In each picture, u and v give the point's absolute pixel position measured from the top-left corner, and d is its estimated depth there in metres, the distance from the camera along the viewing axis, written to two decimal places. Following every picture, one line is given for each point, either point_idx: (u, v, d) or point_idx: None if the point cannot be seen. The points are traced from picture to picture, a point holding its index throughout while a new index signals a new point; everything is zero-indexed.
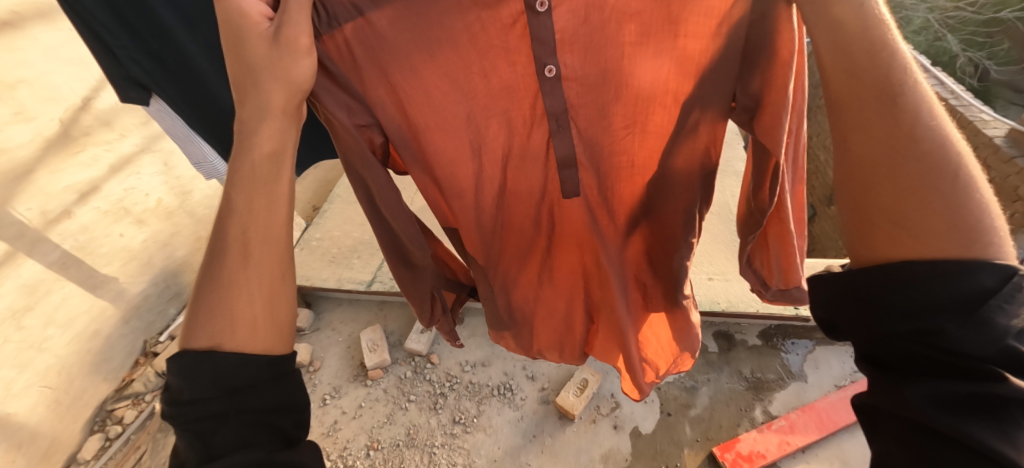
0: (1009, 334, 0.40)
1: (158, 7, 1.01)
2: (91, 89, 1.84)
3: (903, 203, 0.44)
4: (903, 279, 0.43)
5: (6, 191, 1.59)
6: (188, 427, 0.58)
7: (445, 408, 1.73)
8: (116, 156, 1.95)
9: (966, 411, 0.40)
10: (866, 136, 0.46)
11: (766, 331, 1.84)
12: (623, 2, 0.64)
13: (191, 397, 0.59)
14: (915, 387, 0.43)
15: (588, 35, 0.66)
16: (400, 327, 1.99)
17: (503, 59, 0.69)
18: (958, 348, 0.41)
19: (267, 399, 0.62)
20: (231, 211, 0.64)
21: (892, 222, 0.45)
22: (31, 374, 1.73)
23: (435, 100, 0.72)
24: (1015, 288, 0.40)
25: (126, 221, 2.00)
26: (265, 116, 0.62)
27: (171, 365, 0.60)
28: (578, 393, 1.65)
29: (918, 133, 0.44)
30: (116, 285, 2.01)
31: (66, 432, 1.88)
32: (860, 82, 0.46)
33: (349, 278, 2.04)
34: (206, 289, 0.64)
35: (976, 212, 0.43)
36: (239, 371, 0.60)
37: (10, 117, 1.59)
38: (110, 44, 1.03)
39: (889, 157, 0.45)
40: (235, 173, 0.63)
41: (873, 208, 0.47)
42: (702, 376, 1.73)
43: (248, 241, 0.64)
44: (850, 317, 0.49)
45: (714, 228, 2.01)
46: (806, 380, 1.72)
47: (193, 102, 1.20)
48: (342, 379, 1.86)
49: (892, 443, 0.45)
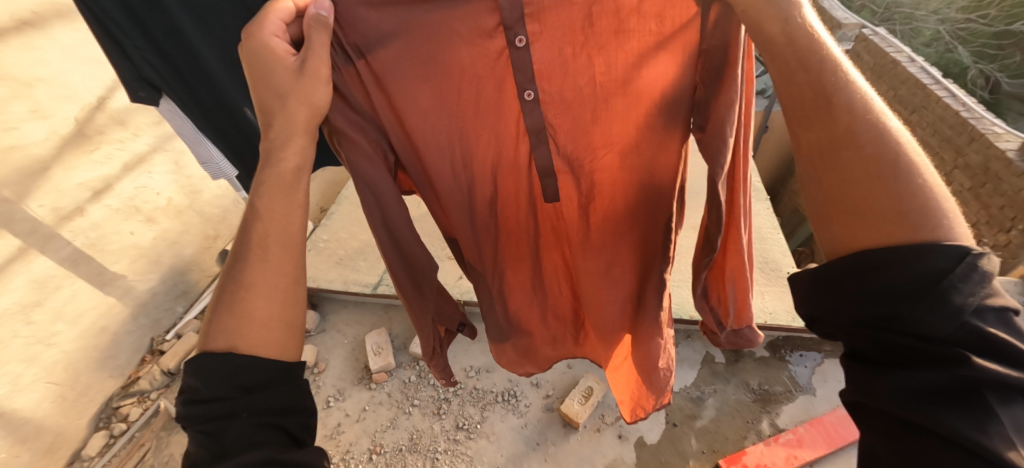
0: (967, 312, 0.44)
1: (174, 9, 1.02)
2: (107, 89, 1.87)
3: (859, 197, 0.49)
4: (868, 266, 0.47)
5: (21, 187, 1.62)
6: (201, 425, 0.59)
7: (448, 414, 1.72)
8: (129, 154, 1.97)
9: (940, 396, 0.45)
10: (816, 137, 0.52)
11: (773, 342, 1.83)
12: (591, 39, 0.71)
13: (204, 397, 0.60)
14: (893, 377, 0.47)
15: (563, 67, 0.74)
16: (405, 331, 1.99)
17: (489, 83, 0.76)
18: (924, 333, 0.45)
19: (277, 401, 0.63)
20: (255, 215, 0.69)
21: (852, 214, 0.50)
22: (38, 369, 1.74)
23: (434, 118, 0.78)
24: (970, 266, 0.44)
25: (136, 219, 2.02)
26: (292, 134, 0.68)
27: (190, 364, 0.62)
28: (583, 401, 1.64)
29: (859, 131, 0.49)
30: (124, 283, 2.02)
31: (70, 427, 1.88)
32: (807, 89, 0.52)
33: (355, 281, 2.05)
34: (229, 286, 0.67)
35: (922, 198, 0.47)
36: (253, 369, 0.62)
37: (26, 115, 1.61)
38: (122, 44, 1.03)
39: (840, 154, 0.50)
40: (262, 183, 0.70)
41: (834, 201, 0.51)
42: (709, 387, 1.72)
43: (270, 245, 0.69)
44: (826, 309, 0.53)
45: None
46: (815, 393, 1.70)
47: (205, 102, 1.21)
48: (346, 382, 1.86)
49: (880, 428, 0.49)
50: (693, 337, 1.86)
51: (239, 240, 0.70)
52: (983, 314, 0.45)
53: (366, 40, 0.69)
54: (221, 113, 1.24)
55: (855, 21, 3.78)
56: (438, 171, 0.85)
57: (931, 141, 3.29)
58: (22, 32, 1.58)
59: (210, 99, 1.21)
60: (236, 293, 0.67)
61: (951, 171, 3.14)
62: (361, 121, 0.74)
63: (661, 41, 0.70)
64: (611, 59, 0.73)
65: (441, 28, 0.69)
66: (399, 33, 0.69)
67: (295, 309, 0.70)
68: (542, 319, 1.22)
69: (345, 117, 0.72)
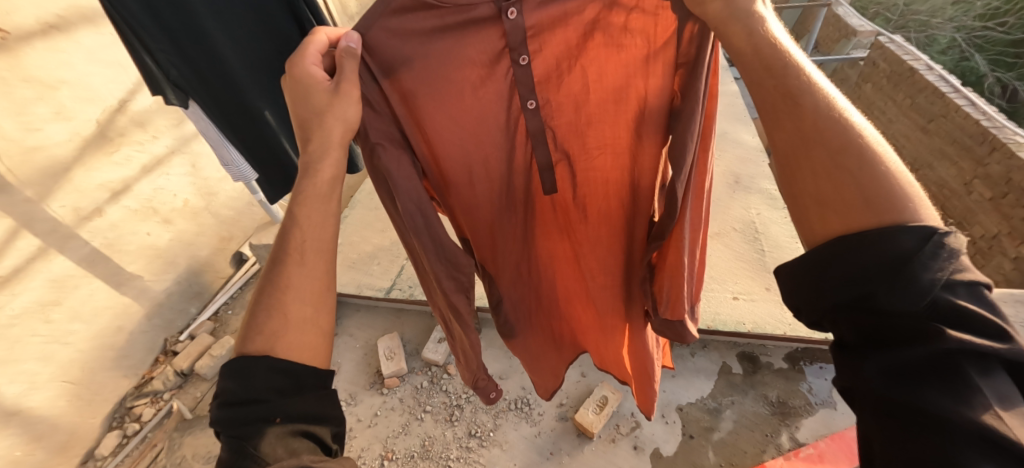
0: (937, 287, 0.42)
1: (203, 17, 1.02)
2: (128, 91, 1.89)
3: (829, 187, 0.49)
4: (837, 252, 0.47)
5: (43, 187, 1.64)
6: (235, 429, 0.58)
7: (461, 421, 1.70)
8: (148, 156, 1.99)
9: (919, 372, 0.43)
10: (785, 134, 0.53)
11: (793, 354, 1.79)
12: (586, 54, 0.76)
13: (243, 399, 0.60)
14: (872, 357, 0.45)
15: (559, 78, 0.78)
16: (417, 336, 1.98)
17: (501, 100, 0.79)
18: (895, 309, 0.43)
19: (309, 409, 0.63)
20: (294, 224, 0.71)
21: (818, 204, 0.51)
22: (55, 368, 1.75)
23: (451, 134, 0.79)
24: (936, 245, 0.43)
25: (153, 220, 2.03)
26: (328, 149, 0.70)
27: (226, 368, 0.63)
28: (598, 411, 1.61)
29: (821, 125, 0.50)
30: (140, 283, 2.03)
31: (84, 426, 1.89)
32: (768, 87, 0.54)
33: (368, 285, 2.04)
34: (266, 292, 0.69)
35: (887, 184, 0.47)
36: (291, 374, 0.64)
37: (49, 116, 1.63)
38: (149, 47, 1.04)
39: (802, 146, 0.51)
40: (299, 193, 0.71)
41: (804, 194, 0.52)
42: (727, 399, 1.68)
43: (304, 252, 0.70)
44: (802, 299, 0.51)
45: (738, 246, 1.98)
46: (835, 407, 1.66)
47: (227, 105, 1.19)
48: (358, 386, 1.85)
49: (866, 420, 0.46)
50: (710, 347, 1.81)
51: (276, 247, 0.71)
52: (954, 287, 0.43)
53: (389, 63, 0.70)
54: (243, 117, 1.22)
55: (871, 29, 3.76)
56: (460, 185, 0.86)
57: (950, 150, 3.25)
58: (48, 36, 1.60)
59: (232, 103, 1.19)
60: (273, 298, 0.68)
61: (971, 181, 3.09)
62: (393, 143, 0.74)
63: (647, 55, 0.73)
64: (602, 68, 0.77)
65: (457, 50, 0.71)
66: (417, 56, 0.70)
67: (325, 315, 0.71)
68: (542, 312, 1.25)
69: (378, 141, 0.72)
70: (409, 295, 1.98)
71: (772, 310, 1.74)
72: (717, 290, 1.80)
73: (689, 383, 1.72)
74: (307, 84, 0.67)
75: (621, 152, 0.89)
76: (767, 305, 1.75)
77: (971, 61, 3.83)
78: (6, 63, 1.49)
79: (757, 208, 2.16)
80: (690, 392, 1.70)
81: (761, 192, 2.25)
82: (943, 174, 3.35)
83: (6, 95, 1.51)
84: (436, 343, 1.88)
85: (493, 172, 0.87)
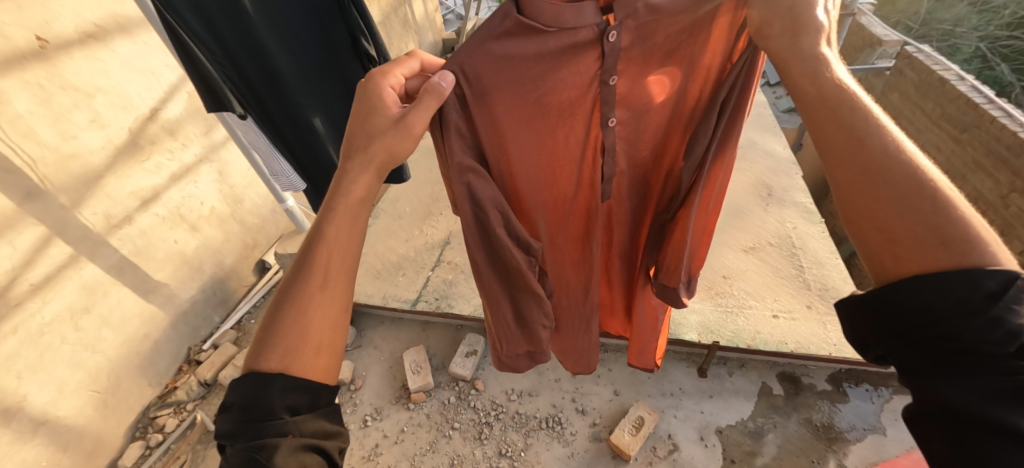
0: (1016, 325, 0.48)
1: (260, 27, 1.00)
2: (160, 100, 1.90)
3: (898, 226, 0.53)
4: (919, 285, 0.51)
5: (76, 194, 1.63)
6: (248, 441, 0.58)
7: (490, 439, 1.65)
8: (178, 164, 2.00)
9: (1001, 400, 0.48)
10: (850, 173, 0.56)
11: (836, 375, 1.71)
12: (665, 73, 0.73)
13: (259, 413, 0.59)
14: (950, 384, 0.50)
15: (637, 97, 0.75)
16: (443, 349, 1.94)
17: (583, 117, 0.74)
18: (977, 345, 0.49)
19: (319, 426, 0.63)
20: (320, 241, 0.68)
21: (888, 239, 0.54)
22: (83, 376, 1.72)
23: (524, 149, 0.75)
24: (1017, 289, 0.48)
25: (181, 228, 2.03)
26: (365, 167, 0.68)
27: (242, 379, 0.63)
28: (634, 432, 1.55)
29: (889, 166, 0.54)
30: (167, 291, 2.02)
31: (108, 436, 1.87)
32: (838, 122, 0.56)
33: (394, 297, 2.01)
34: (282, 309, 0.66)
35: (961, 226, 0.51)
36: (307, 391, 0.64)
37: (85, 124, 1.63)
38: (203, 59, 1.00)
39: (871, 184, 0.54)
40: (328, 212, 0.69)
41: (869, 227, 0.55)
42: (768, 422, 1.61)
43: (328, 273, 0.68)
44: (878, 330, 0.56)
45: (774, 261, 1.92)
46: (886, 433, 1.57)
47: (275, 111, 1.16)
48: (384, 400, 1.81)
49: (937, 437, 0.52)
50: (748, 366, 1.74)
51: (301, 256, 0.69)
52: None
53: (480, 81, 0.64)
54: (291, 124, 1.19)
55: (897, 39, 3.70)
56: (528, 201, 0.82)
57: (985, 162, 3.15)
58: (87, 45, 1.62)
59: (282, 109, 1.16)
60: (297, 320, 0.66)
61: (1009, 194, 2.99)
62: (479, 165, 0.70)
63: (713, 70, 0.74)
64: (674, 83, 0.75)
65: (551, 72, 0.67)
66: (511, 79, 0.66)
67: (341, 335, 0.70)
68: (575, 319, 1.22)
69: (467, 166, 0.68)
70: (436, 308, 1.93)
71: (814, 329, 1.66)
72: (755, 307, 1.73)
73: (728, 405, 1.66)
74: (367, 107, 0.66)
75: (668, 155, 0.89)
76: (809, 324, 1.68)
77: (996, 70, 3.76)
78: (45, 71, 1.50)
79: (792, 221, 2.10)
80: (729, 414, 1.63)
81: (796, 205, 2.18)
82: (977, 186, 3.23)
83: (44, 102, 1.51)
84: (464, 358, 1.84)
85: (562, 187, 0.83)
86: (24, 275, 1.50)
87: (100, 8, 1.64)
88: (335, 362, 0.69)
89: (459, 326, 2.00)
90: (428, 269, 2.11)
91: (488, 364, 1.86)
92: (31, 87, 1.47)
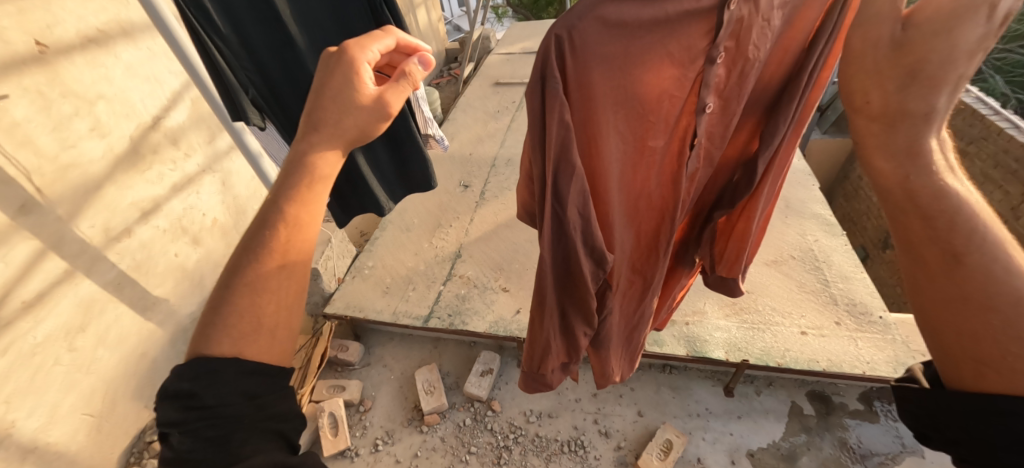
0: None
1: (291, 31, 0.93)
2: (163, 108, 1.84)
3: (993, 353, 0.47)
4: (988, 410, 0.47)
5: (74, 206, 1.55)
6: (197, 438, 0.48)
7: (510, 464, 1.57)
8: (180, 175, 1.93)
9: None
10: (933, 285, 0.49)
11: (867, 394, 1.65)
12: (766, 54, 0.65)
13: (208, 400, 0.49)
14: None
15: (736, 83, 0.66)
16: (456, 367, 1.86)
17: (678, 104, 0.65)
18: None
19: (276, 406, 0.54)
20: (273, 214, 0.58)
21: (980, 361, 0.48)
22: (76, 399, 1.62)
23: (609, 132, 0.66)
24: None
25: (181, 240, 1.96)
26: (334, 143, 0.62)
27: (178, 373, 0.51)
28: (663, 457, 1.48)
29: (980, 276, 0.46)
30: (166, 307, 1.93)
31: (102, 462, 1.76)
32: (932, 229, 0.47)
33: (405, 313, 1.93)
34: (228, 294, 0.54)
35: None
36: (262, 373, 0.54)
37: (85, 132, 1.56)
38: (229, 64, 0.95)
39: (957, 300, 0.48)
40: (285, 184, 0.59)
41: (948, 337, 0.50)
42: (801, 445, 1.54)
43: (286, 252, 0.57)
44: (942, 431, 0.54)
45: (798, 275, 1.87)
46: (924, 455, 1.51)
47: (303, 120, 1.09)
48: (395, 423, 1.73)
49: None
50: (776, 385, 1.68)
51: (254, 236, 0.57)
52: None
53: (581, 51, 0.55)
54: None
55: None
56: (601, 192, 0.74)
57: (994, 172, 3.14)
58: (89, 50, 1.55)
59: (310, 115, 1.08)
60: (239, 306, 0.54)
61: (1019, 205, 2.96)
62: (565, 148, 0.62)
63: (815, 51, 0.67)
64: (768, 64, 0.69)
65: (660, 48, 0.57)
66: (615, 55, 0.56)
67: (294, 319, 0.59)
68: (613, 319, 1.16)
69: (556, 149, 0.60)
70: (449, 325, 1.85)
71: (845, 347, 1.60)
72: (782, 325, 1.67)
73: (758, 426, 1.59)
74: (339, 85, 0.61)
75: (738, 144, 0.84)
76: (840, 342, 1.62)
77: (993, 82, 3.81)
78: (45, 77, 1.43)
79: (814, 234, 2.05)
80: (760, 437, 1.56)
81: (816, 216, 2.14)
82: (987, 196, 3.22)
83: (45, 109, 1.43)
84: (479, 377, 1.76)
85: (638, 178, 0.76)
86: (17, 292, 1.40)
87: (104, 13, 1.59)
88: (288, 341, 0.59)
89: (473, 343, 1.93)
90: (439, 283, 2.03)
91: (504, 383, 1.78)
92: (33, 93, 1.39)
